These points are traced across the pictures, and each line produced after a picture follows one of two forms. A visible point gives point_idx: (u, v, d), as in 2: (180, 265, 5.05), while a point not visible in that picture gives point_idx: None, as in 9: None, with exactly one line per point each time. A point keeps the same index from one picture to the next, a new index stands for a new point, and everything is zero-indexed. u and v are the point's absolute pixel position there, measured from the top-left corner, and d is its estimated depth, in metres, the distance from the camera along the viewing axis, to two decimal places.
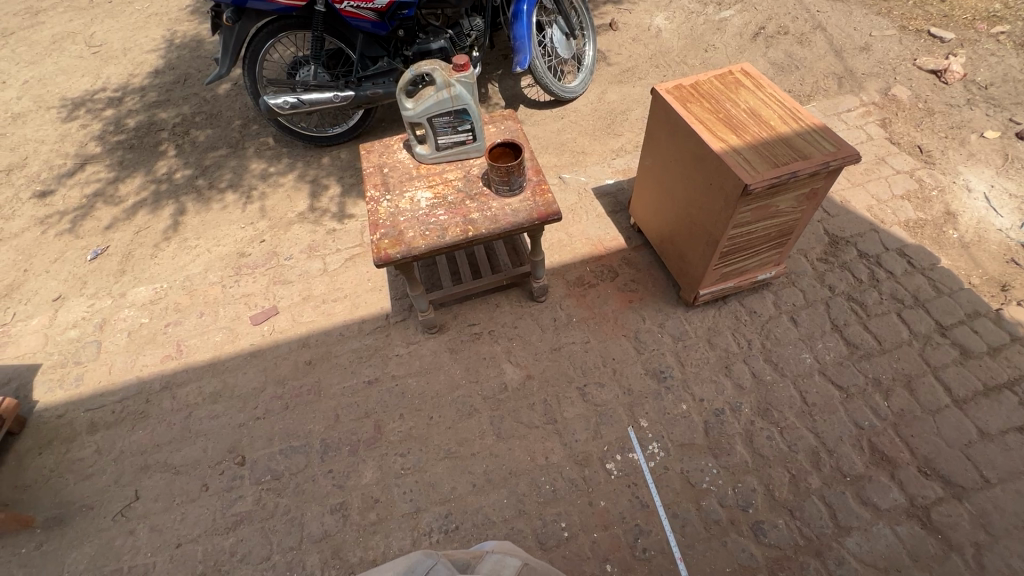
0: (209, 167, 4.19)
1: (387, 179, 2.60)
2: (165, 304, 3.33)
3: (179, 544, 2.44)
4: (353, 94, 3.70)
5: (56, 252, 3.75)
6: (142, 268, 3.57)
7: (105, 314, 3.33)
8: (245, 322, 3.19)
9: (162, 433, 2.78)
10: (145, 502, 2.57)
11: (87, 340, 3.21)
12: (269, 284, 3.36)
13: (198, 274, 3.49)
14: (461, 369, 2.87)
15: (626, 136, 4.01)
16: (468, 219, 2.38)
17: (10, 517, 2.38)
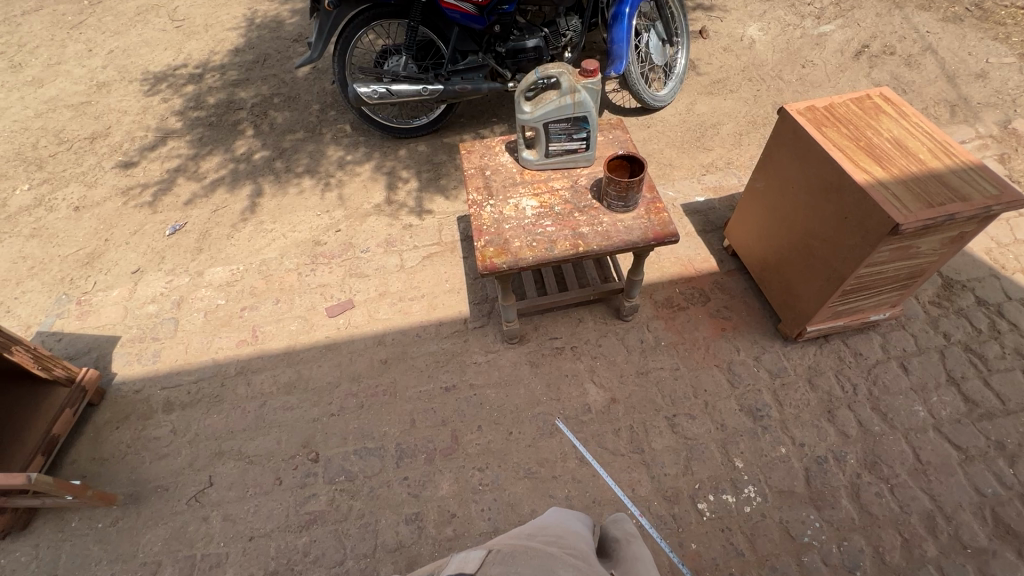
0: (286, 150, 4.16)
1: (489, 183, 2.49)
2: (240, 287, 3.31)
3: (252, 537, 2.39)
4: (441, 88, 3.60)
5: (136, 225, 3.78)
6: (218, 247, 3.56)
7: (183, 292, 3.33)
8: (321, 313, 3.14)
9: (236, 420, 2.75)
10: (218, 490, 2.54)
11: (164, 317, 3.21)
12: (345, 276, 3.31)
13: (273, 258, 3.46)
14: (542, 384, 2.76)
15: (717, 151, 3.82)
16: (578, 233, 2.26)
17: (99, 496, 2.36)
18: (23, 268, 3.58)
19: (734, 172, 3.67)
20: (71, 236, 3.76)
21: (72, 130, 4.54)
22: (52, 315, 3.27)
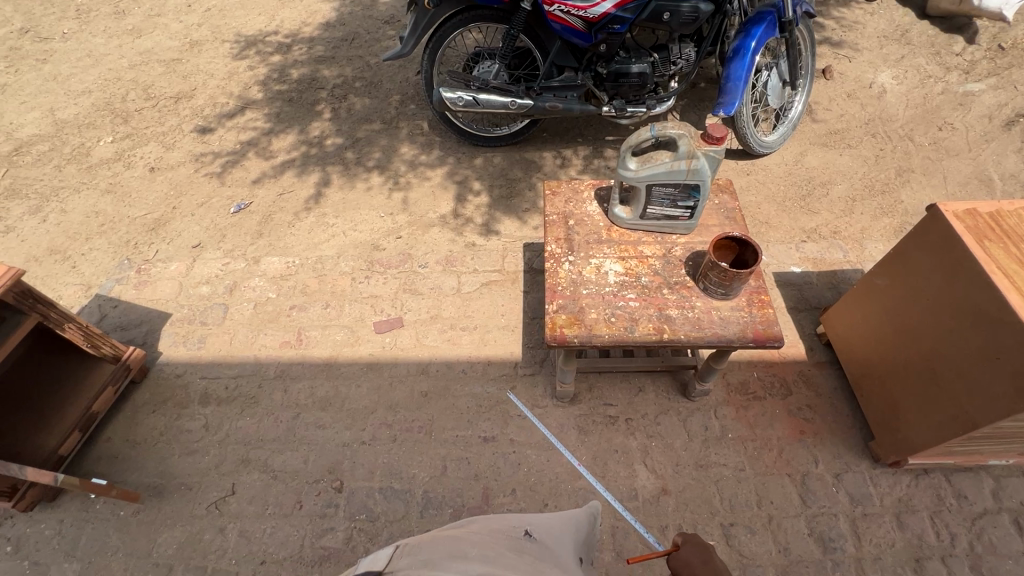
0: (360, 141, 4.03)
1: (571, 235, 2.24)
2: (293, 283, 3.23)
3: (264, 561, 2.31)
4: (531, 104, 3.35)
5: (204, 196, 3.76)
6: (278, 235, 3.49)
7: (237, 277, 3.27)
8: (368, 327, 3.01)
9: (267, 428, 2.67)
10: (239, 501, 2.46)
11: (215, 300, 3.17)
12: (397, 290, 3.16)
13: (329, 257, 3.35)
14: (587, 455, 2.53)
15: (823, 216, 3.39)
16: (664, 316, 1.98)
17: (123, 494, 2.32)
18: (93, 224, 3.63)
19: (840, 244, 3.24)
20: (142, 198, 3.79)
21: (160, 87, 4.59)
22: (112, 279, 3.30)
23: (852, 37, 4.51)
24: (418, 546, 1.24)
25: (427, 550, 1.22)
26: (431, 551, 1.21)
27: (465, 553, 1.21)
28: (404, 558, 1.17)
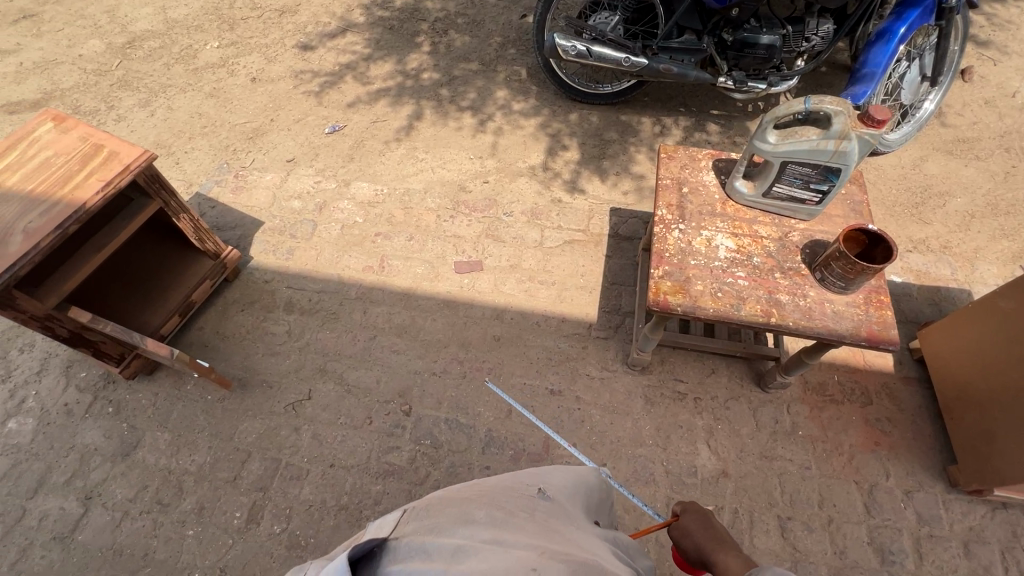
0: (456, 78, 3.97)
1: (684, 203, 2.17)
2: (379, 211, 3.28)
3: (333, 464, 2.46)
4: (645, 63, 3.19)
5: (300, 113, 3.81)
6: (368, 162, 3.53)
7: (327, 197, 3.35)
8: (448, 265, 3.05)
9: (345, 344, 2.79)
10: (314, 407, 2.60)
11: (304, 216, 3.26)
12: (479, 234, 3.17)
13: (416, 191, 3.37)
14: (651, 425, 2.53)
15: (935, 227, 3.17)
16: (774, 300, 1.92)
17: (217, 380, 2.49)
18: (196, 125, 3.76)
19: (949, 260, 3.04)
20: (242, 106, 3.88)
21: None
22: (212, 181, 3.44)
23: (1002, 38, 4.08)
24: (429, 508, 1.18)
25: (437, 511, 1.16)
26: (440, 512, 1.15)
27: (475, 514, 1.14)
28: (412, 524, 1.10)
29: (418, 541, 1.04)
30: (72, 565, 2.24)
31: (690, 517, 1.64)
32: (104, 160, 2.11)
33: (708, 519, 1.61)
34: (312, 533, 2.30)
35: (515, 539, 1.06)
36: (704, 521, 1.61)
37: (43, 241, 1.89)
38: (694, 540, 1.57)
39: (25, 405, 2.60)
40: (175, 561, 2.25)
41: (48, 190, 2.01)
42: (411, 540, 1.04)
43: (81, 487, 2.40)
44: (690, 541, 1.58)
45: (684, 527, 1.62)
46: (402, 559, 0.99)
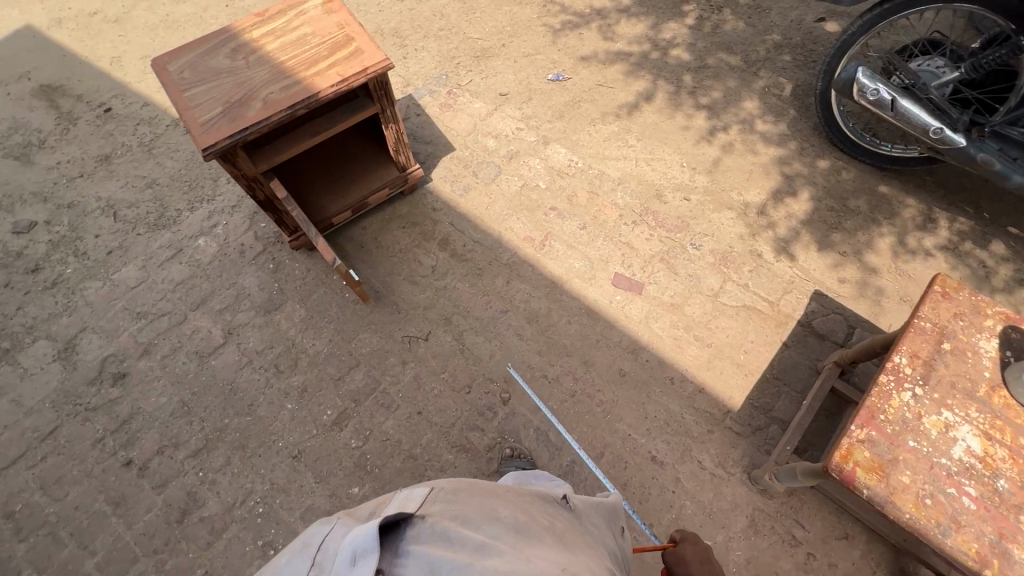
0: (707, 68, 3.44)
1: (935, 363, 1.67)
2: (563, 184, 3.07)
3: (420, 413, 2.50)
4: (962, 145, 2.44)
5: (532, 48, 3.60)
6: (574, 127, 3.28)
7: (521, 147, 3.19)
8: (607, 273, 2.80)
9: (477, 305, 2.74)
10: (426, 350, 2.64)
11: (493, 158, 3.16)
12: (653, 254, 2.84)
13: (609, 178, 3.09)
14: (744, 553, 2.19)
15: None
16: (1004, 551, 1.42)
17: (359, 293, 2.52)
18: (435, 25, 3.74)
19: None
20: (482, 20, 3.76)
21: None
22: (427, 87, 3.43)
23: None
24: (455, 497, 1.24)
25: (461, 498, 1.25)
26: (467, 501, 1.23)
27: (500, 517, 1.20)
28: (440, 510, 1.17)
29: (443, 524, 1.12)
30: (200, 382, 2.59)
31: (693, 549, 1.60)
32: (349, 55, 2.11)
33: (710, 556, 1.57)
34: (379, 465, 2.40)
35: (535, 550, 1.12)
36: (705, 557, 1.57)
37: (276, 116, 1.99)
38: (687, 571, 1.54)
39: (215, 229, 2.96)
40: (270, 423, 2.50)
41: (295, 68, 2.08)
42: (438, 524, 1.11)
43: (228, 321, 2.72)
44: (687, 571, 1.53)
45: (684, 554, 1.58)
46: (426, 539, 1.07)
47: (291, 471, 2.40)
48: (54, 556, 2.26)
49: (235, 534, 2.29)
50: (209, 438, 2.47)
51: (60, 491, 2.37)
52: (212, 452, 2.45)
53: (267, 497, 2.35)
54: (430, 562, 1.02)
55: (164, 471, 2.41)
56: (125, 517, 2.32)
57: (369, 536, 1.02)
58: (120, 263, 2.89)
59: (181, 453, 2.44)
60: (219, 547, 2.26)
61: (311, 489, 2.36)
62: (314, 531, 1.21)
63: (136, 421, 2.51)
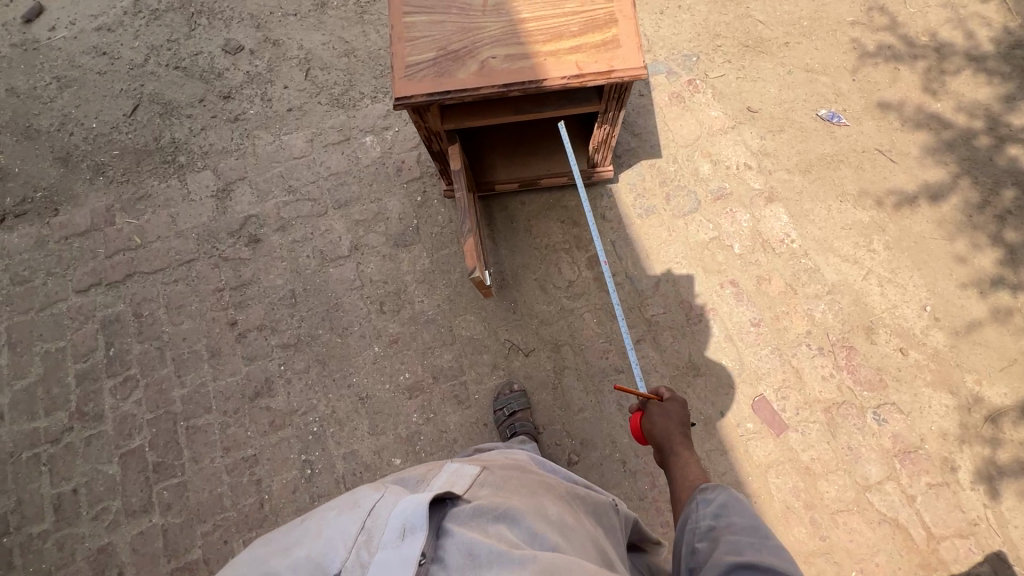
0: None
1: None
2: (762, 259, 2.48)
3: (485, 425, 2.37)
4: None
5: (819, 64, 2.76)
6: (815, 193, 2.57)
7: (736, 190, 2.58)
8: (752, 390, 2.31)
9: (593, 347, 2.43)
10: (520, 366, 2.43)
11: (699, 187, 2.59)
12: (820, 398, 2.28)
13: (819, 279, 2.44)
14: None
15: None
16: None
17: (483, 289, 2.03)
18: None
19: None
20: None
21: None
22: (667, 63, 2.81)
23: None
24: (499, 482, 1.16)
25: (506, 487, 1.15)
26: (514, 492, 1.13)
27: (545, 512, 1.12)
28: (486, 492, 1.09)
29: (486, 513, 1.02)
30: (313, 282, 2.63)
31: (665, 414, 1.62)
32: (601, 44, 1.65)
33: (678, 421, 1.60)
34: (426, 452, 2.36)
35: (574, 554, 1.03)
36: (679, 417, 1.60)
37: (485, 90, 1.65)
38: (669, 426, 1.59)
39: (386, 133, 2.81)
40: (353, 356, 2.51)
41: (533, 34, 1.67)
42: (481, 508, 1.02)
43: (359, 235, 2.67)
44: (662, 424, 1.60)
45: (661, 411, 1.63)
46: (468, 523, 0.98)
47: (352, 410, 2.45)
48: (155, 369, 2.57)
49: (288, 437, 2.44)
50: (300, 338, 2.55)
51: (177, 318, 2.63)
52: (298, 353, 2.54)
53: (324, 420, 2.44)
54: (475, 547, 0.92)
55: (255, 348, 2.56)
56: (213, 369, 2.55)
57: (421, 511, 0.93)
58: (293, 125, 2.89)
59: (274, 339, 2.56)
60: (272, 439, 2.44)
61: (362, 436, 2.41)
62: (362, 490, 1.03)
63: (251, 289, 2.64)
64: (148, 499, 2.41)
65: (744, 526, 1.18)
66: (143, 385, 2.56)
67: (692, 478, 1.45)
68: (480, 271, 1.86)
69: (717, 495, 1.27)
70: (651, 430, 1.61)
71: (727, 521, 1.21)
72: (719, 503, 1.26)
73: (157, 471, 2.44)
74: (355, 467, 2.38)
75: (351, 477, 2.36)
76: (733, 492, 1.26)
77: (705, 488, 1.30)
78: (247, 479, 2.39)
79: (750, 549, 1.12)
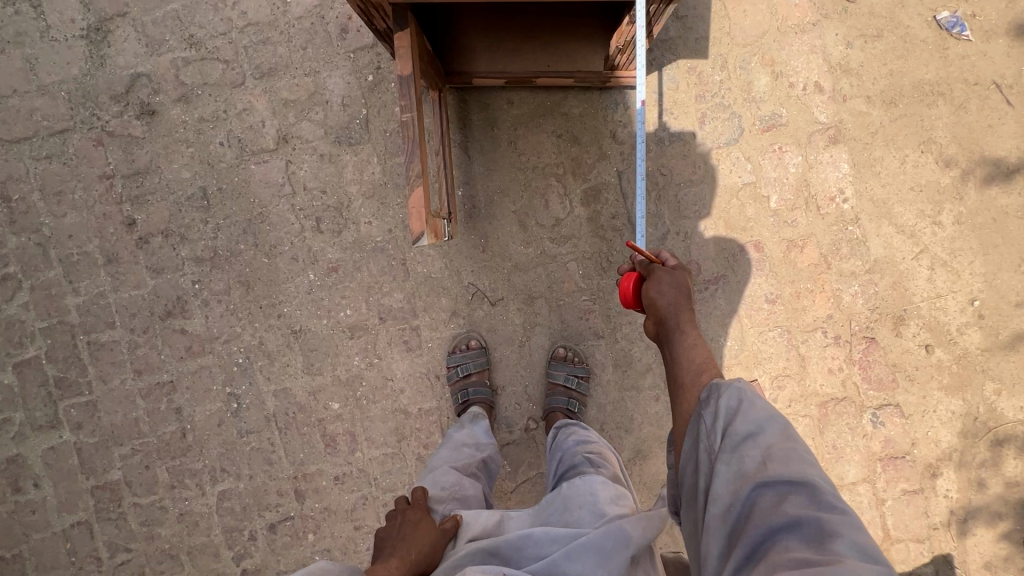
0: None
1: None
2: (801, 219, 1.97)
3: (437, 378, 2.07)
4: None
5: None
6: (892, 137, 1.96)
7: (795, 122, 1.94)
8: (746, 375, 2.01)
9: (573, 304, 2.03)
10: (483, 316, 2.04)
11: (746, 109, 1.94)
12: (819, 392, 2.01)
13: (861, 254, 1.98)
14: None
15: None
16: None
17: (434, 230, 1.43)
18: None
19: None
20: None
21: None
22: None
23: None
24: None
25: None
26: None
27: None
28: None
29: None
30: (230, 180, 2.06)
31: (669, 278, 1.24)
32: None
33: (683, 286, 1.23)
34: (368, 399, 2.08)
35: None
36: (686, 284, 1.24)
37: None
38: (674, 298, 1.21)
39: None
40: (284, 281, 2.07)
41: None
42: None
43: (288, 122, 2.04)
44: (670, 294, 1.22)
45: (671, 279, 1.24)
46: None
47: (283, 344, 2.08)
48: (39, 270, 2.09)
49: (208, 366, 2.10)
50: (217, 253, 2.07)
51: (58, 208, 2.07)
52: (216, 270, 2.07)
53: (251, 352, 2.09)
54: None
55: (161, 258, 2.08)
56: (112, 278, 2.09)
57: None
58: None
59: (185, 250, 2.07)
60: (190, 367, 2.10)
61: (295, 374, 2.09)
62: None
63: (151, 180, 2.07)
64: (55, 416, 2.13)
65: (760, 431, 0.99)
66: (28, 287, 2.10)
67: (699, 362, 1.14)
68: (430, 236, 1.36)
69: (730, 392, 1.03)
70: (651, 300, 1.23)
71: (732, 426, 0.99)
72: (723, 405, 1.02)
73: (60, 386, 2.12)
74: (287, 406, 2.10)
75: (283, 417, 2.10)
76: (739, 386, 1.03)
77: (712, 384, 1.06)
78: (165, 407, 2.12)
79: (760, 463, 0.94)
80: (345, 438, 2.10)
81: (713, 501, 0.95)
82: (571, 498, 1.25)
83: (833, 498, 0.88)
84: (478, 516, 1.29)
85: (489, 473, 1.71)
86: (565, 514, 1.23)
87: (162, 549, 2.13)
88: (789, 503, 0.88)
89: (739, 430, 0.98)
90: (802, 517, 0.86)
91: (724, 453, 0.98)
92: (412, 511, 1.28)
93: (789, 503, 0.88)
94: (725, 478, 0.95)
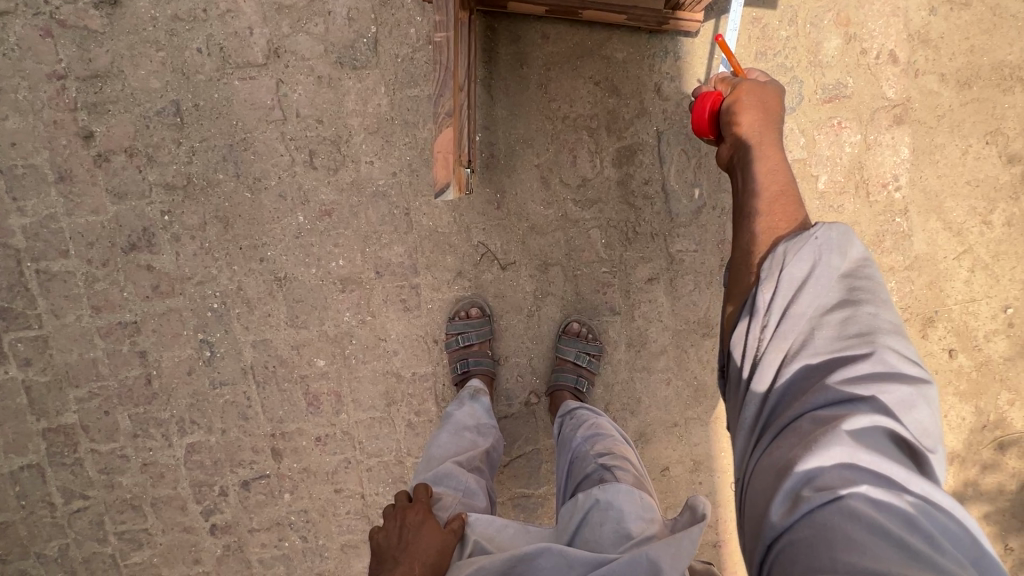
0: None
1: None
2: (848, 205, 1.80)
3: (435, 342, 1.89)
4: None
5: None
6: (959, 123, 1.77)
7: (859, 94, 1.74)
8: None
9: (591, 275, 1.85)
10: (491, 280, 1.85)
11: (809, 73, 1.73)
12: None
13: (904, 249, 1.84)
14: None
15: None
16: None
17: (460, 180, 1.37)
18: None
19: None
20: None
21: None
22: None
23: None
24: None
25: None
26: None
27: None
28: None
29: None
30: (209, 96, 1.76)
31: (753, 93, 1.08)
32: None
33: (770, 104, 1.07)
34: (358, 359, 1.90)
35: None
36: (773, 102, 1.07)
37: None
38: (757, 117, 1.06)
39: None
40: (268, 222, 1.82)
41: None
42: None
43: (281, 32, 1.73)
44: (754, 113, 1.06)
45: (757, 98, 1.08)
46: None
47: (266, 292, 1.86)
48: None
49: (179, 309, 1.87)
50: (191, 181, 1.80)
51: None
52: (190, 201, 1.81)
53: (227, 297, 1.86)
54: None
55: (124, 180, 1.79)
56: (65, 199, 1.80)
57: None
58: None
59: (153, 174, 1.79)
60: (157, 308, 1.87)
61: (277, 325, 1.88)
62: None
63: (113, 86, 1.75)
64: None
65: (819, 301, 0.89)
66: None
67: (774, 190, 1.00)
68: (455, 188, 1.23)
69: (796, 257, 0.90)
70: (729, 119, 1.09)
71: (786, 305, 0.90)
72: (780, 276, 0.91)
73: (4, 318, 1.86)
74: (267, 359, 1.90)
75: (262, 370, 1.91)
76: (815, 233, 0.91)
77: (779, 250, 0.92)
78: (128, 349, 1.90)
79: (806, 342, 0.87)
80: (330, 398, 1.93)
81: (751, 400, 0.90)
82: (590, 511, 1.21)
83: (884, 367, 0.82)
84: (487, 524, 1.24)
85: (492, 462, 1.60)
86: (587, 532, 1.18)
87: (122, 499, 1.97)
88: (834, 379, 0.83)
89: (796, 305, 0.89)
90: (846, 393, 0.82)
91: (772, 330, 0.90)
92: (412, 512, 1.23)
93: (835, 378, 0.83)
94: (768, 358, 0.89)
